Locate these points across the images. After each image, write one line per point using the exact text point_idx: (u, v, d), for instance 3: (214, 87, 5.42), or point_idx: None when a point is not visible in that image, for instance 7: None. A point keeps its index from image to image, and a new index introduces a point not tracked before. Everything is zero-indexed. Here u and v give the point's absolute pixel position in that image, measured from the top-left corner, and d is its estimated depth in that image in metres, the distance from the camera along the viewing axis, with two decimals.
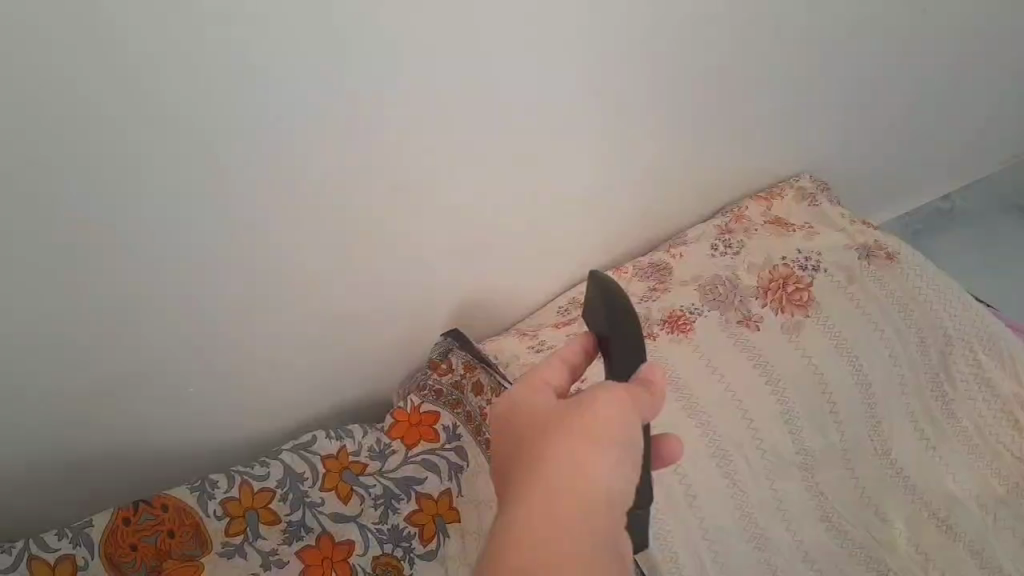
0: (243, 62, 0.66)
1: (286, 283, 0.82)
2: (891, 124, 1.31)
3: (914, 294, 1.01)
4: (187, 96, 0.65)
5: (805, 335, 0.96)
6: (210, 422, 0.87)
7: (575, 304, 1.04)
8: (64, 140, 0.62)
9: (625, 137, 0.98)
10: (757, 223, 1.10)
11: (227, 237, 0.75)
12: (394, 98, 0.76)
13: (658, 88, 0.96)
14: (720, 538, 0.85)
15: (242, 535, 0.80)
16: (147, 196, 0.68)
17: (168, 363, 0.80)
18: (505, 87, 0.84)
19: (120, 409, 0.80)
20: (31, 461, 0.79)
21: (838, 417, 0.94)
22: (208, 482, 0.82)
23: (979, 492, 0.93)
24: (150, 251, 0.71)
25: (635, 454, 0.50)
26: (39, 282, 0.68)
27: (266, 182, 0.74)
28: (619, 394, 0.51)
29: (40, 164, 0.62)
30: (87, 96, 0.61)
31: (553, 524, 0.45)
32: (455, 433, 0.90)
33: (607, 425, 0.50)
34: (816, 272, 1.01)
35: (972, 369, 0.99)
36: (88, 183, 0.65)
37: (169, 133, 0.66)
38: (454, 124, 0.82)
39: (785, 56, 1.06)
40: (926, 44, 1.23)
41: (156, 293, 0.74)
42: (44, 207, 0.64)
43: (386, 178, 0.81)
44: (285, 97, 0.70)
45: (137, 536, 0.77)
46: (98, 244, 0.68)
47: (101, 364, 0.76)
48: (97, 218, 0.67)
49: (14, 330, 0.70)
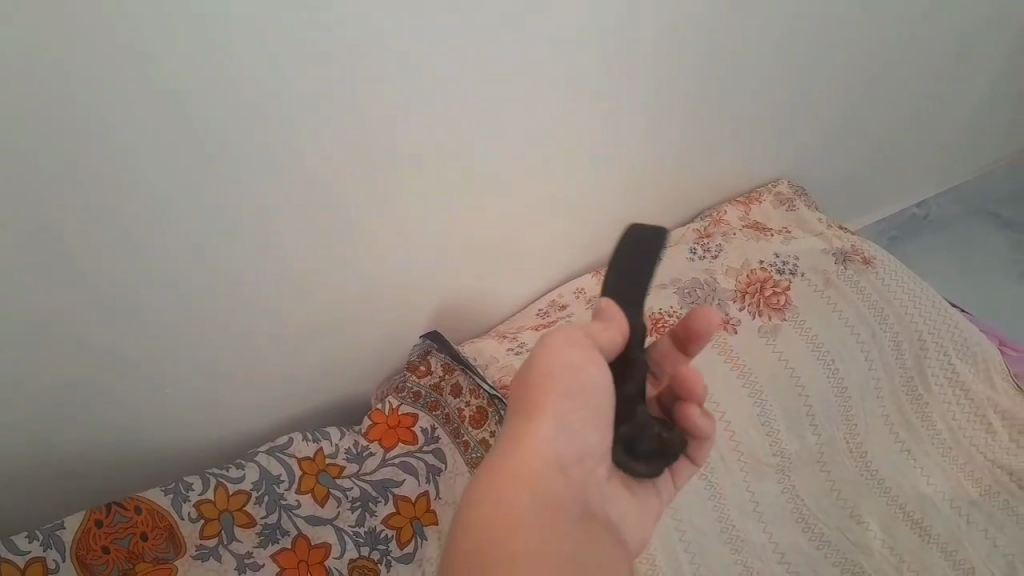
0: (237, 63, 0.66)
1: (266, 282, 0.81)
2: (871, 130, 1.33)
3: (890, 297, 1.02)
4: (177, 95, 0.64)
5: (781, 337, 0.96)
6: (185, 423, 0.86)
7: (555, 306, 1.04)
8: (49, 136, 0.61)
9: (611, 140, 0.98)
10: (735, 226, 1.10)
11: (210, 236, 0.74)
12: (389, 101, 0.77)
13: (647, 91, 0.97)
14: (697, 540, 0.85)
15: (216, 537, 0.79)
16: (130, 196, 0.67)
17: (149, 361, 0.79)
18: (498, 89, 0.84)
19: (98, 407, 0.79)
20: (5, 459, 0.77)
21: (815, 419, 0.94)
22: (183, 484, 0.80)
23: (953, 494, 0.93)
24: (129, 249, 0.70)
25: (591, 398, 0.56)
26: (15, 280, 0.66)
27: (249, 182, 0.73)
28: (578, 343, 0.56)
29: (23, 160, 0.61)
30: (76, 93, 0.60)
31: (506, 497, 0.51)
32: (433, 436, 0.90)
33: (561, 381, 0.55)
34: (792, 275, 1.02)
35: (946, 373, 1.00)
36: (70, 181, 0.64)
37: (155, 131, 0.65)
38: (446, 125, 0.83)
39: (770, 62, 1.08)
40: (908, 54, 1.25)
41: (135, 291, 0.73)
42: (27, 204, 0.63)
43: (375, 178, 0.81)
44: (277, 96, 0.70)
45: (110, 538, 0.75)
46: (78, 241, 0.67)
47: (79, 362, 0.75)
48: (78, 216, 0.66)
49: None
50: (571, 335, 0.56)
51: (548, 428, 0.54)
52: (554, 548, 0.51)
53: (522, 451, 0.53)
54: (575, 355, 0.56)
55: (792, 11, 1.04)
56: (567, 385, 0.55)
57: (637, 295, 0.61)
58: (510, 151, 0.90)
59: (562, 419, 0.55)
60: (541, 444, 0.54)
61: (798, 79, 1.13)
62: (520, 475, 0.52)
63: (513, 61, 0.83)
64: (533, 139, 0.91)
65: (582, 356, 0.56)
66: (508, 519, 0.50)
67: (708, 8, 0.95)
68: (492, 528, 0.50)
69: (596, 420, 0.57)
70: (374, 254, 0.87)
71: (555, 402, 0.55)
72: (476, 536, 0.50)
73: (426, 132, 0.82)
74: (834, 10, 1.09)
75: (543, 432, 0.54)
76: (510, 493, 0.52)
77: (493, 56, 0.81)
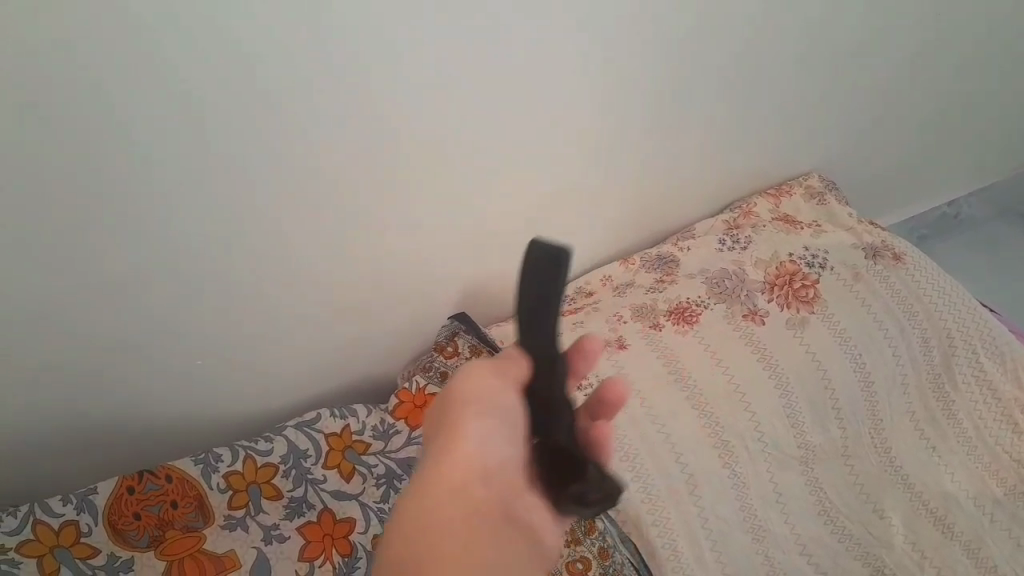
0: (239, 59, 0.66)
1: (297, 260, 0.82)
2: (893, 130, 1.32)
3: (919, 294, 1.02)
4: (183, 88, 0.64)
5: (810, 330, 0.96)
6: (213, 395, 0.88)
7: (582, 293, 1.03)
8: (64, 129, 0.61)
9: (623, 136, 0.98)
10: (765, 218, 1.11)
11: (231, 219, 0.75)
12: (391, 95, 0.76)
13: (653, 90, 0.96)
14: (720, 529, 0.85)
15: (244, 508, 0.80)
16: (150, 180, 0.68)
17: (165, 342, 0.80)
18: (500, 88, 0.83)
19: (117, 386, 0.80)
20: (27, 435, 0.79)
21: (840, 412, 0.94)
22: (213, 455, 0.82)
23: (977, 493, 0.93)
24: (152, 232, 0.71)
25: (520, 425, 0.50)
26: (35, 265, 0.68)
27: (280, 162, 0.74)
28: (488, 372, 0.51)
29: (42, 150, 0.62)
30: (84, 87, 0.60)
31: (440, 516, 0.45)
32: None
33: (480, 404, 0.49)
34: (822, 269, 1.02)
35: (974, 371, 1.00)
36: (91, 169, 0.65)
37: (174, 121, 0.66)
38: (454, 121, 0.83)
39: (782, 62, 1.06)
40: (929, 56, 1.23)
41: (157, 273, 0.74)
42: (42, 193, 0.64)
43: (387, 170, 0.82)
44: (280, 91, 0.69)
45: (141, 505, 0.77)
46: (101, 224, 0.68)
47: (99, 343, 0.76)
48: (101, 200, 0.67)
49: (13, 311, 0.69)
50: (484, 369, 0.51)
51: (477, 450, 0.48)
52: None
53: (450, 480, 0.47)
54: (492, 386, 0.51)
55: (805, 13, 1.03)
56: (490, 410, 0.50)
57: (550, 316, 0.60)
58: (518, 146, 0.90)
59: (489, 438, 0.50)
60: (470, 462, 0.47)
61: (813, 80, 1.12)
62: (451, 503, 0.46)
63: (514, 60, 0.82)
64: (544, 135, 0.91)
65: (501, 386, 0.50)
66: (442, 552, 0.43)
67: (720, 8, 0.94)
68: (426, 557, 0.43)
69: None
70: (392, 240, 0.88)
71: (477, 423, 0.49)
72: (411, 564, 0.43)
73: (430, 129, 0.81)
74: (851, 11, 1.08)
75: (470, 451, 0.48)
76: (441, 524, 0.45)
77: (496, 56, 0.81)
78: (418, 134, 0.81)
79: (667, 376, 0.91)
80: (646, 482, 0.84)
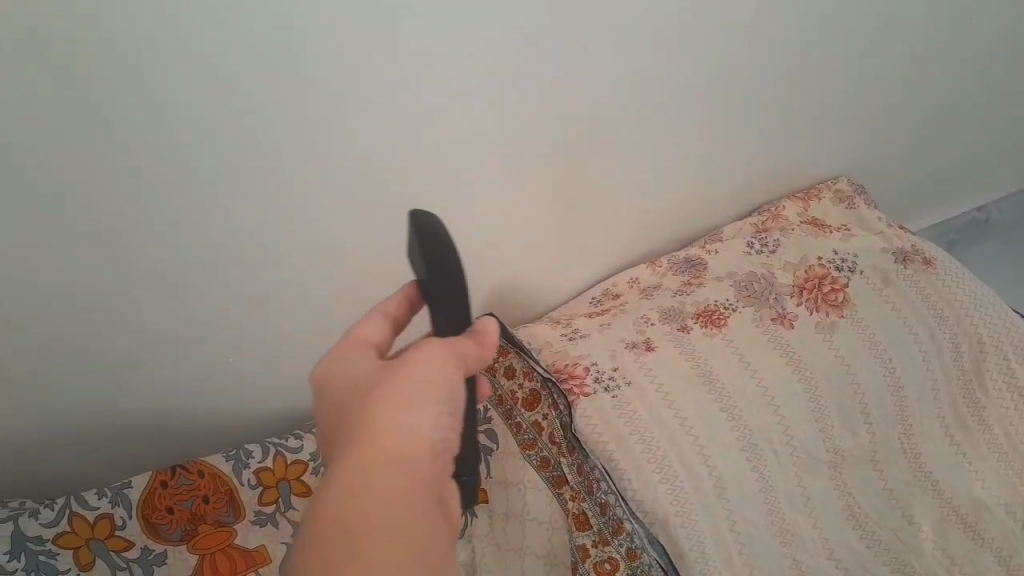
0: (265, 52, 0.66)
1: (330, 260, 0.83)
2: (924, 130, 1.30)
3: (950, 299, 1.01)
4: (218, 83, 0.66)
5: (839, 334, 0.96)
6: (245, 395, 0.89)
7: (609, 295, 1.04)
8: (95, 121, 0.63)
9: (654, 132, 0.98)
10: (794, 222, 1.11)
11: (265, 215, 0.76)
12: (423, 88, 0.77)
13: (682, 87, 0.96)
14: (749, 534, 0.84)
15: (274, 505, 0.81)
16: (182, 175, 0.69)
17: (197, 338, 0.81)
18: (531, 88, 0.84)
19: (146, 380, 0.81)
20: (62, 427, 0.80)
21: (870, 418, 0.93)
22: (243, 452, 0.83)
23: (1009, 500, 0.92)
24: (187, 227, 0.72)
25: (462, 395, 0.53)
26: (73, 256, 0.69)
27: (314, 160, 0.75)
28: (444, 346, 0.53)
29: (83, 144, 0.63)
30: (124, 82, 0.62)
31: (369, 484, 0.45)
32: (486, 416, 0.93)
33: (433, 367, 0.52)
34: (851, 273, 1.02)
35: (1004, 377, 0.99)
36: (125, 161, 0.66)
37: (209, 115, 0.67)
38: (486, 122, 0.83)
39: (809, 60, 1.06)
40: (957, 58, 1.23)
41: (191, 267, 0.75)
42: (76, 184, 0.65)
43: (420, 171, 0.82)
44: (306, 85, 0.70)
45: (173, 499, 0.78)
46: (136, 216, 0.69)
47: (132, 337, 0.77)
48: (135, 193, 0.68)
49: (49, 302, 0.71)
50: (436, 348, 0.53)
51: (401, 420, 0.49)
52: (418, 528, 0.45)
53: (377, 442, 0.48)
54: (434, 360, 0.52)
55: (827, 10, 1.02)
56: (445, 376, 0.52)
57: (457, 288, 0.57)
58: (550, 143, 0.90)
59: (421, 413, 0.50)
60: (404, 430, 0.48)
61: (840, 78, 1.11)
62: (374, 463, 0.47)
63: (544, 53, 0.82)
64: (574, 136, 0.91)
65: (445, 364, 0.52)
66: (365, 513, 0.44)
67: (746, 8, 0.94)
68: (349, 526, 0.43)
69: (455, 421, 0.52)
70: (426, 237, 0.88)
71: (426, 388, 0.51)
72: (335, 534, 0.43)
73: (460, 125, 0.81)
74: (873, 9, 1.07)
75: (409, 420, 0.49)
76: (361, 476, 0.46)
77: (526, 56, 0.81)
78: (450, 129, 0.81)
79: (693, 377, 0.91)
80: (674, 484, 0.83)
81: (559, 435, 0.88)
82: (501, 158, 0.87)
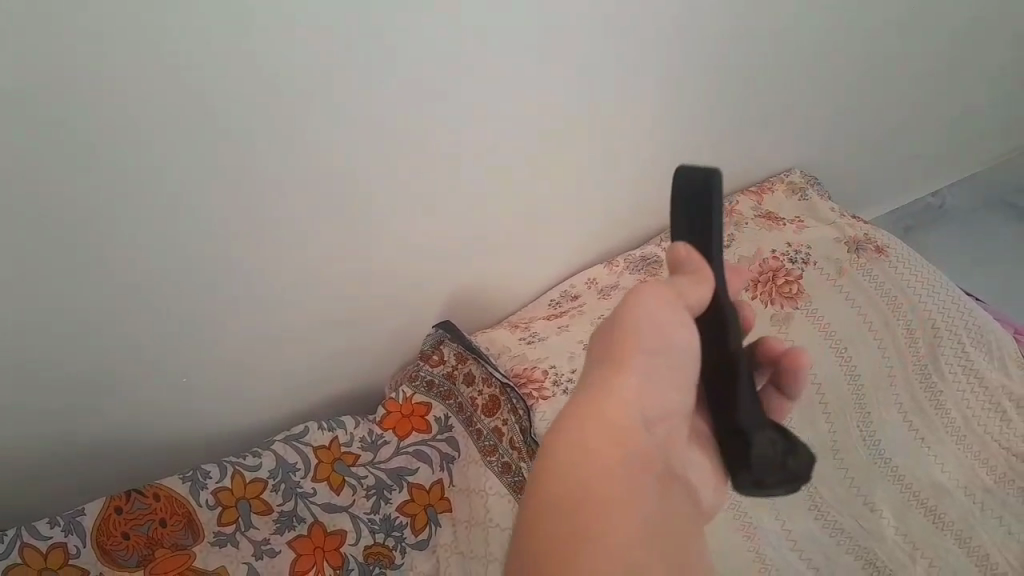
0: (227, 54, 0.65)
1: (287, 272, 0.82)
2: (882, 119, 1.32)
3: (901, 283, 1.04)
4: (158, 103, 0.64)
5: (793, 326, 1.00)
6: (207, 413, 0.87)
7: (568, 296, 1.05)
8: (47, 132, 0.61)
9: (621, 126, 0.98)
10: (748, 216, 1.12)
11: (236, 218, 0.74)
12: (394, 96, 0.77)
13: (648, 84, 0.97)
14: (713, 535, 0.86)
15: (234, 524, 0.80)
16: (154, 185, 0.68)
17: (169, 350, 0.79)
18: (487, 89, 0.83)
19: (122, 394, 0.79)
20: (37, 446, 0.78)
21: (827, 406, 0.97)
22: (200, 472, 0.81)
23: (968, 483, 0.93)
24: (158, 242, 0.71)
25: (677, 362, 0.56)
26: (18, 283, 0.67)
27: (269, 174, 0.74)
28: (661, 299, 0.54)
29: (25, 163, 0.61)
30: (64, 100, 0.60)
31: (595, 474, 0.50)
32: (447, 424, 0.90)
33: (650, 337, 0.54)
34: (805, 264, 1.05)
35: (960, 360, 1.01)
36: (92, 176, 0.64)
37: (153, 131, 0.65)
38: (445, 127, 0.83)
39: (773, 49, 1.06)
40: (912, 43, 1.24)
41: (160, 283, 0.74)
42: (38, 195, 0.63)
43: (384, 180, 0.82)
44: (257, 99, 0.69)
45: (130, 524, 0.76)
46: (103, 227, 0.68)
47: (98, 351, 0.75)
48: (102, 207, 0.66)
49: (14, 324, 0.69)
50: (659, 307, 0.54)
51: (630, 389, 0.54)
52: (638, 532, 0.49)
53: (606, 416, 0.52)
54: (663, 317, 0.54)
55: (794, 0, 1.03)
56: (656, 348, 0.54)
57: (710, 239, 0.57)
58: (518, 139, 0.90)
59: (640, 387, 0.54)
60: (627, 398, 0.53)
61: (806, 66, 1.13)
62: (594, 448, 0.51)
63: (513, 49, 0.82)
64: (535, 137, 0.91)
65: (677, 323, 0.54)
66: (586, 501, 0.48)
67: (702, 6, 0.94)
68: (570, 524, 0.47)
69: (672, 380, 0.56)
70: (389, 246, 0.88)
71: (642, 361, 0.54)
72: (554, 525, 0.48)
73: (432, 118, 0.81)
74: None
75: (629, 387, 0.54)
76: (593, 455, 0.51)
77: (480, 60, 0.81)
78: (414, 134, 0.81)
79: None
80: None
81: (519, 440, 0.87)
82: (469, 159, 0.87)
